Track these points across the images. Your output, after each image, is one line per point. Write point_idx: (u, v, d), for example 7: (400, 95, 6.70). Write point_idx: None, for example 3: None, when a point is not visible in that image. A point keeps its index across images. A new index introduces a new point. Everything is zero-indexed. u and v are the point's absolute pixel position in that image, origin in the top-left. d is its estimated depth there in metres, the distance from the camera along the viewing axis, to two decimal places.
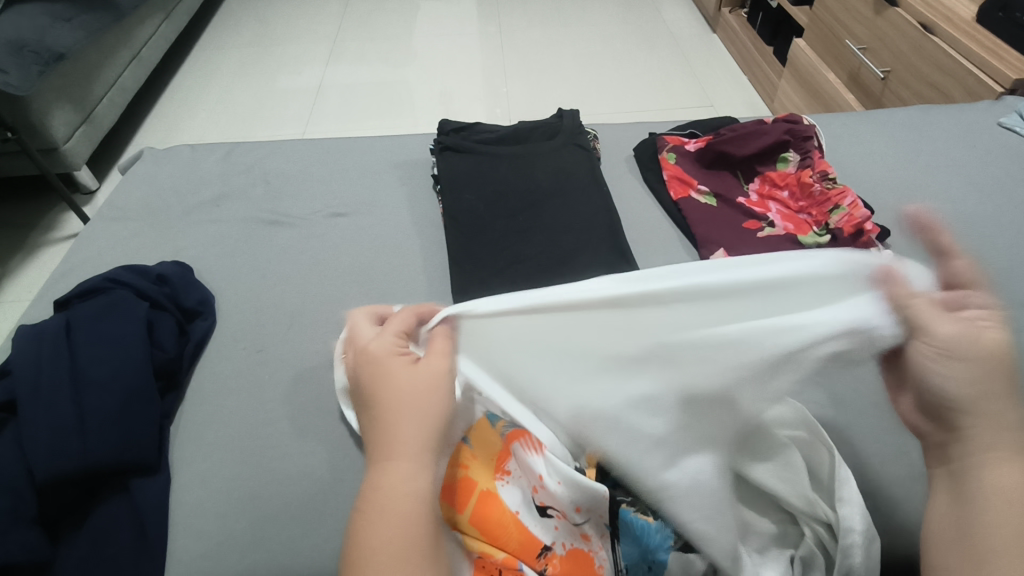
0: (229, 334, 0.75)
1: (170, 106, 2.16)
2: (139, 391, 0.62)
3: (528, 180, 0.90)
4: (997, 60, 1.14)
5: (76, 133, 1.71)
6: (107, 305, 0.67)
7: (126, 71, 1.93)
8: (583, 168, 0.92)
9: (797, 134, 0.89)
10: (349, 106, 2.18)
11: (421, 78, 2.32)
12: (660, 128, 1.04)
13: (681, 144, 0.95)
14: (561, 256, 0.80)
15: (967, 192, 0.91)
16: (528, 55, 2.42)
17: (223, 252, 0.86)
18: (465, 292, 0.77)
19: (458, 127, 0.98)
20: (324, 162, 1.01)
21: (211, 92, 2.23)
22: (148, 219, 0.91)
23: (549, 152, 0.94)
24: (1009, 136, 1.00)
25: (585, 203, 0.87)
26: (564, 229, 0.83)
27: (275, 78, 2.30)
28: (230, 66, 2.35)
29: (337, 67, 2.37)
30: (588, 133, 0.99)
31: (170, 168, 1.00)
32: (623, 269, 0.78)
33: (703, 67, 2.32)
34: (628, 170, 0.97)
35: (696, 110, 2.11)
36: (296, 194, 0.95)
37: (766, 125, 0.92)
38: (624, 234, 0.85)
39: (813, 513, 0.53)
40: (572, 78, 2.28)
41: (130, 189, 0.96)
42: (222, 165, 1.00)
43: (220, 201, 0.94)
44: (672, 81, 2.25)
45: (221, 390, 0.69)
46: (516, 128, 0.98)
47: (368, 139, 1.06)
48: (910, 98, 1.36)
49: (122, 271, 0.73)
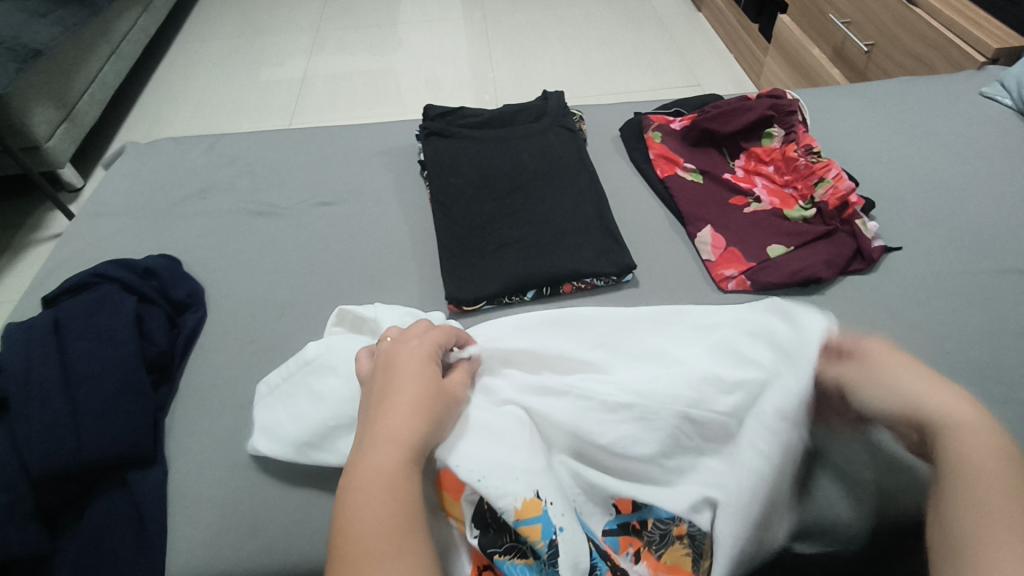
0: (220, 326, 0.75)
1: (151, 101, 2.13)
2: (131, 384, 0.62)
3: (515, 163, 0.90)
4: (978, 31, 1.15)
5: (58, 131, 1.69)
6: (96, 300, 0.67)
7: (106, 67, 1.91)
8: (569, 149, 0.92)
9: (781, 109, 0.89)
10: (334, 96, 2.17)
11: (406, 65, 2.30)
12: (645, 108, 1.04)
13: (666, 123, 0.95)
14: (550, 237, 0.81)
15: (950, 162, 0.92)
16: (513, 38, 2.41)
17: (211, 244, 0.85)
18: (455, 278, 0.77)
19: (442, 112, 0.97)
20: (309, 152, 1.01)
21: (194, 86, 2.20)
22: (134, 214, 0.91)
23: (534, 134, 0.94)
24: (991, 105, 1.01)
25: (572, 184, 0.87)
26: (552, 210, 0.84)
27: (258, 70, 2.28)
28: (212, 59, 2.33)
29: (321, 56, 2.35)
30: (573, 115, 0.99)
31: (154, 162, 1.00)
32: (611, 249, 0.79)
33: (689, 46, 2.31)
34: (614, 150, 0.97)
35: (683, 90, 2.10)
36: (283, 184, 0.95)
37: (750, 101, 0.91)
38: (612, 214, 0.85)
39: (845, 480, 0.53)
40: (557, 61, 2.27)
41: (115, 185, 0.96)
42: (206, 157, 1.00)
43: (205, 193, 0.94)
44: (658, 61, 2.24)
45: (214, 382, 0.69)
46: (500, 111, 0.98)
47: (353, 128, 1.06)
48: (893, 71, 1.37)
49: (109, 266, 0.73)
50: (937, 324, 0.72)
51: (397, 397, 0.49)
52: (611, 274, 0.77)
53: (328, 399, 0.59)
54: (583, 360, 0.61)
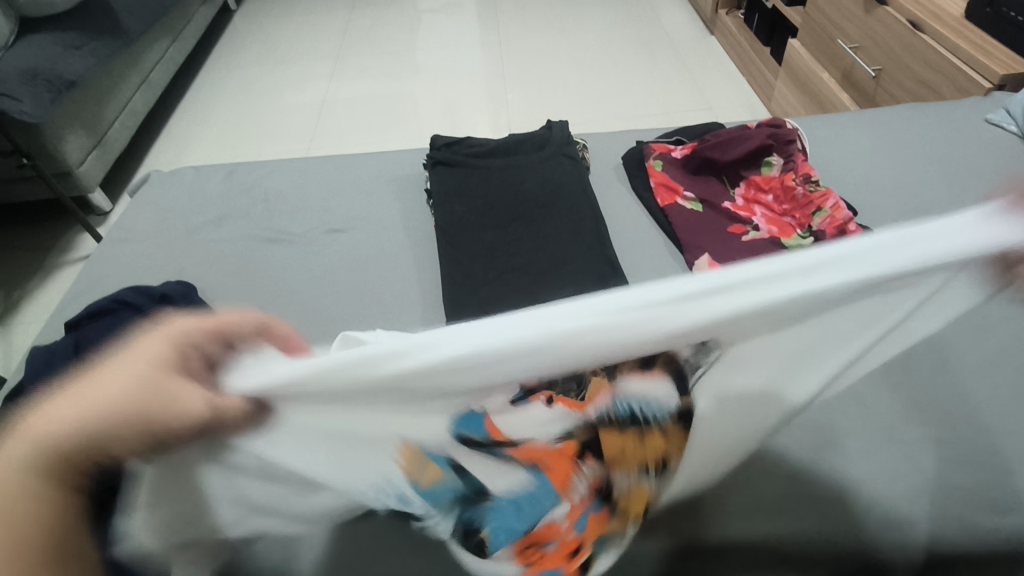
0: None
1: (179, 127, 2.22)
2: None
3: (517, 191, 0.92)
4: (984, 57, 1.15)
5: (89, 156, 1.77)
6: (113, 325, 0.71)
7: (136, 94, 1.99)
8: (571, 177, 0.94)
9: (780, 138, 0.90)
10: (352, 121, 2.23)
11: (422, 90, 2.36)
12: (648, 136, 1.06)
13: (667, 151, 0.96)
14: (549, 265, 0.82)
15: (953, 189, 0.92)
16: (527, 64, 2.46)
17: (225, 270, 0.89)
18: (456, 305, 0.79)
19: (449, 141, 1.00)
20: (322, 180, 1.04)
21: (218, 112, 2.29)
22: (154, 241, 0.95)
23: (537, 163, 0.96)
24: (996, 132, 1.01)
25: (573, 212, 0.89)
26: (553, 238, 0.86)
27: (280, 96, 2.36)
28: (236, 86, 2.42)
29: (340, 82, 2.42)
30: (576, 143, 1.01)
31: (176, 190, 1.04)
32: (610, 277, 0.80)
33: (701, 69, 2.34)
34: (617, 178, 0.99)
35: (694, 113, 2.12)
36: (295, 212, 0.98)
37: (750, 130, 0.93)
38: (612, 241, 0.87)
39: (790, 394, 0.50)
40: (570, 86, 2.31)
41: (138, 212, 1.00)
42: (224, 186, 1.04)
43: (222, 221, 0.98)
44: (670, 85, 2.27)
45: None
46: (505, 140, 1.00)
47: (365, 156, 1.10)
48: (901, 96, 1.37)
49: (127, 292, 0.76)
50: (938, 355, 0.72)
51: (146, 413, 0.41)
52: None
53: None
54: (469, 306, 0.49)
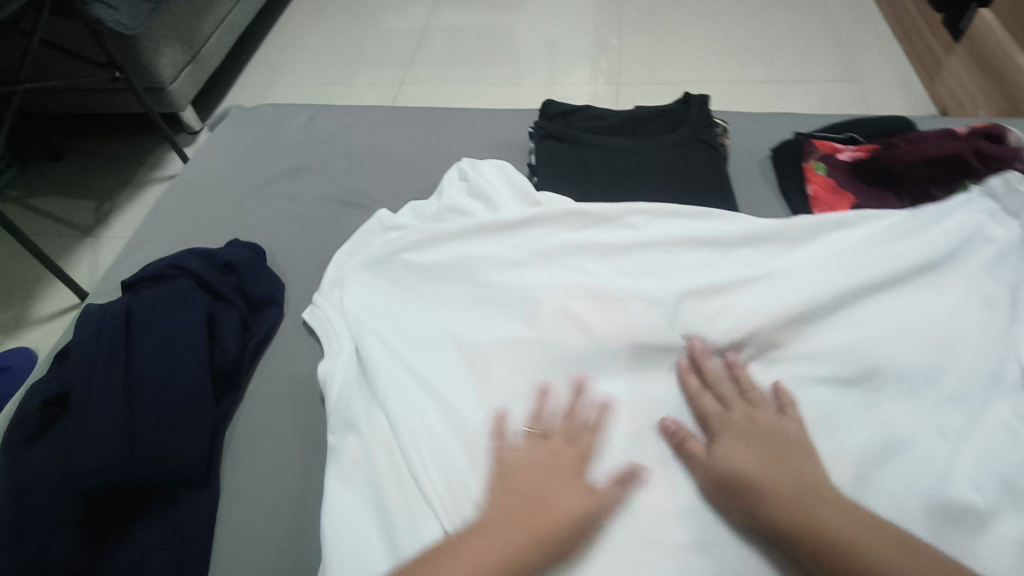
0: (294, 331, 0.69)
1: (273, 47, 2.14)
2: (194, 395, 0.57)
3: (638, 180, 0.75)
4: None
5: (183, 73, 1.71)
6: (169, 297, 0.62)
7: (234, 10, 1.91)
8: (708, 169, 0.76)
9: (991, 156, 0.70)
10: (449, 54, 2.08)
11: (527, 27, 2.16)
12: (806, 125, 0.86)
13: (833, 151, 0.77)
14: (647, 192, 0.74)
15: None
16: (648, 9, 2.19)
17: (297, 232, 0.80)
18: (569, 277, 0.65)
19: (564, 110, 0.84)
20: (412, 137, 0.92)
21: (315, 33, 2.19)
22: (225, 188, 0.86)
23: (668, 146, 0.78)
24: None
25: (692, 159, 0.77)
26: (667, 174, 0.76)
27: (377, 21, 2.22)
28: (333, 7, 2.30)
29: (441, 11, 2.25)
30: (716, 125, 0.82)
31: (255, 132, 0.95)
32: (779, 282, 0.64)
33: (851, 32, 2.01)
34: (761, 174, 0.80)
35: (837, 85, 1.83)
36: (378, 172, 0.87)
37: (951, 137, 0.72)
38: (732, 193, 0.76)
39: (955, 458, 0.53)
40: (693, 39, 2.04)
41: (214, 152, 0.92)
42: (306, 132, 0.94)
43: (299, 172, 0.87)
44: (812, 47, 1.96)
45: (279, 395, 0.64)
46: (631, 114, 0.83)
47: (464, 111, 0.96)
48: None
49: (189, 256, 0.67)
50: None
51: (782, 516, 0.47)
52: (765, 310, 0.61)
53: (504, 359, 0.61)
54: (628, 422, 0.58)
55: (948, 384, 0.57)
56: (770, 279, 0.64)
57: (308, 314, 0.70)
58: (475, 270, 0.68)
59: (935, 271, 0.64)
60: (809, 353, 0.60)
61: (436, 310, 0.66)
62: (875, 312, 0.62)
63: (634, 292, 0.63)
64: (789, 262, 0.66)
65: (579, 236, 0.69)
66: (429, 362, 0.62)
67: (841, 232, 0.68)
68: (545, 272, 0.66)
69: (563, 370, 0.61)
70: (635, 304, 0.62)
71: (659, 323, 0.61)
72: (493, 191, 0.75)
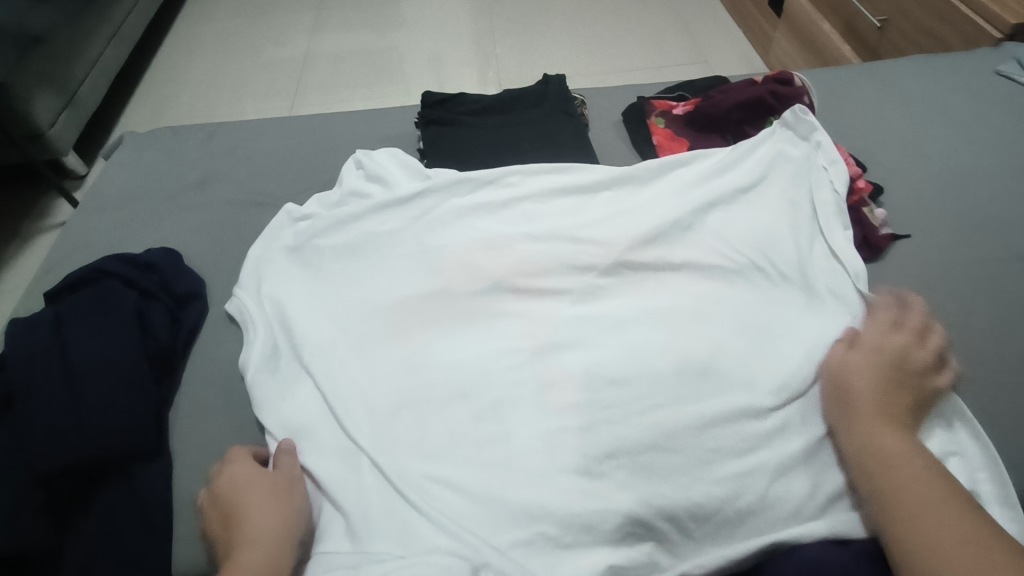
0: (221, 318, 0.75)
1: (153, 85, 2.12)
2: (134, 376, 0.63)
3: (514, 149, 0.87)
4: (995, 6, 1.14)
5: (60, 117, 1.68)
6: (95, 297, 0.68)
7: (107, 50, 1.89)
8: (571, 134, 0.90)
9: (784, 96, 0.88)
10: (336, 75, 2.15)
11: (408, 43, 2.27)
12: (649, 91, 1.01)
13: (669, 108, 0.93)
14: (522, 158, 0.87)
15: (960, 145, 0.91)
16: (518, 16, 2.36)
17: (210, 235, 0.85)
18: (463, 233, 0.76)
19: (442, 99, 0.95)
20: (309, 140, 0.99)
21: (196, 68, 2.19)
22: (132, 207, 0.90)
23: (536, 119, 0.91)
24: (1008, 84, 1.01)
25: (557, 127, 0.90)
26: (537, 142, 0.88)
27: (259, 51, 2.26)
28: (211, 41, 2.31)
29: (322, 35, 2.32)
30: (575, 99, 0.96)
31: (154, 154, 0.99)
32: (633, 213, 0.77)
33: (697, 20, 2.27)
34: (617, 134, 0.95)
35: (691, 67, 2.06)
36: (281, 174, 0.94)
37: (754, 85, 0.90)
38: (593, 151, 0.90)
39: (788, 324, 0.66)
40: (562, 39, 2.23)
41: (114, 177, 0.96)
42: (205, 148, 0.99)
43: (204, 183, 0.93)
44: (666, 37, 2.20)
45: (215, 374, 0.70)
46: (501, 97, 0.96)
47: (354, 113, 1.04)
48: (907, 49, 1.35)
49: (111, 261, 0.73)
50: (939, 316, 0.72)
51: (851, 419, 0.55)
52: (628, 235, 0.74)
53: (412, 309, 0.69)
54: (529, 340, 0.66)
55: (774, 269, 0.72)
56: (628, 214, 0.77)
57: (230, 304, 0.75)
58: (383, 240, 0.77)
59: (754, 190, 0.79)
60: (668, 264, 0.72)
61: (352, 279, 0.75)
62: (713, 225, 0.76)
63: (518, 235, 0.74)
64: (642, 200, 0.79)
65: (468, 201, 0.79)
66: (350, 323, 0.70)
67: (680, 171, 0.82)
68: (442, 231, 0.76)
69: (466, 309, 0.69)
70: (519, 246, 0.73)
71: (543, 256, 0.72)
72: (388, 173, 0.85)
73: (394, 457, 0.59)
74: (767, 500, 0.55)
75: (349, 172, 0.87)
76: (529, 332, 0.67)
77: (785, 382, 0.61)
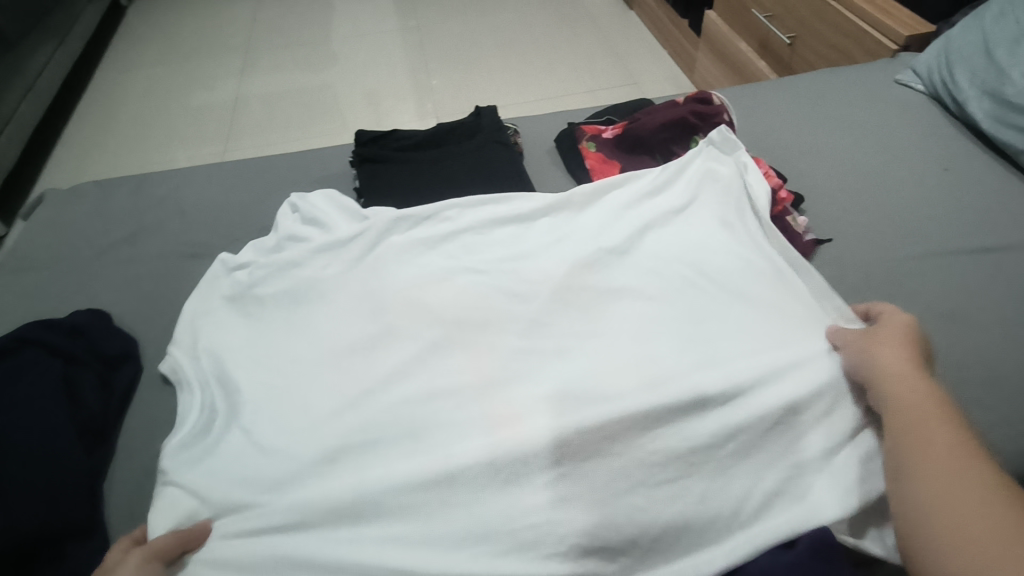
0: (158, 378, 0.72)
1: (76, 137, 2.04)
2: (62, 449, 0.60)
3: (450, 182, 0.88)
4: (888, 20, 1.23)
5: None
6: (15, 370, 0.64)
7: (23, 104, 1.81)
8: (506, 163, 0.91)
9: (705, 115, 0.92)
10: (270, 116, 2.12)
11: (342, 80, 2.27)
12: (579, 117, 1.04)
13: (598, 132, 0.96)
14: (460, 190, 0.87)
15: (869, 149, 0.98)
16: (450, 48, 2.39)
17: (142, 292, 0.82)
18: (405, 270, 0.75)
19: (375, 136, 0.95)
20: (241, 186, 0.97)
21: (122, 117, 2.12)
22: (54, 268, 0.86)
23: (470, 151, 0.92)
24: (905, 91, 1.09)
25: (491, 157, 0.92)
26: (473, 174, 0.89)
27: (188, 96, 2.21)
28: (136, 89, 2.24)
29: (253, 77, 2.29)
30: (507, 128, 0.98)
31: (75, 211, 0.95)
32: (574, 237, 0.79)
33: (623, 43, 2.35)
34: (551, 161, 0.97)
35: (622, 88, 2.13)
36: (214, 223, 0.91)
37: (676, 106, 0.94)
38: (529, 179, 0.92)
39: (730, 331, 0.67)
40: (496, 68, 2.27)
41: (33, 238, 0.91)
42: (131, 201, 0.96)
43: (132, 238, 0.90)
44: (595, 60, 2.27)
45: (155, 438, 0.67)
46: (434, 131, 0.97)
47: (286, 155, 1.03)
48: (815, 62, 1.43)
49: (31, 328, 0.69)
50: None
51: (903, 418, 0.54)
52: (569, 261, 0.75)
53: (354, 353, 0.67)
54: (478, 372, 0.64)
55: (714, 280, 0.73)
56: (569, 242, 0.78)
57: (164, 363, 0.72)
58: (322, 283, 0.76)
59: (686, 211, 0.82)
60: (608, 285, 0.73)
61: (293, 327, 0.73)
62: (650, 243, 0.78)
63: (459, 267, 0.75)
64: (580, 228, 0.81)
65: (407, 238, 0.79)
66: (293, 373, 0.67)
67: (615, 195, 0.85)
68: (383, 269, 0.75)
69: (408, 345, 0.67)
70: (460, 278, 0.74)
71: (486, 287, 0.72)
72: (324, 215, 0.84)
73: (335, 509, 0.56)
74: (728, 511, 0.55)
75: (284, 217, 0.86)
76: (476, 365, 0.65)
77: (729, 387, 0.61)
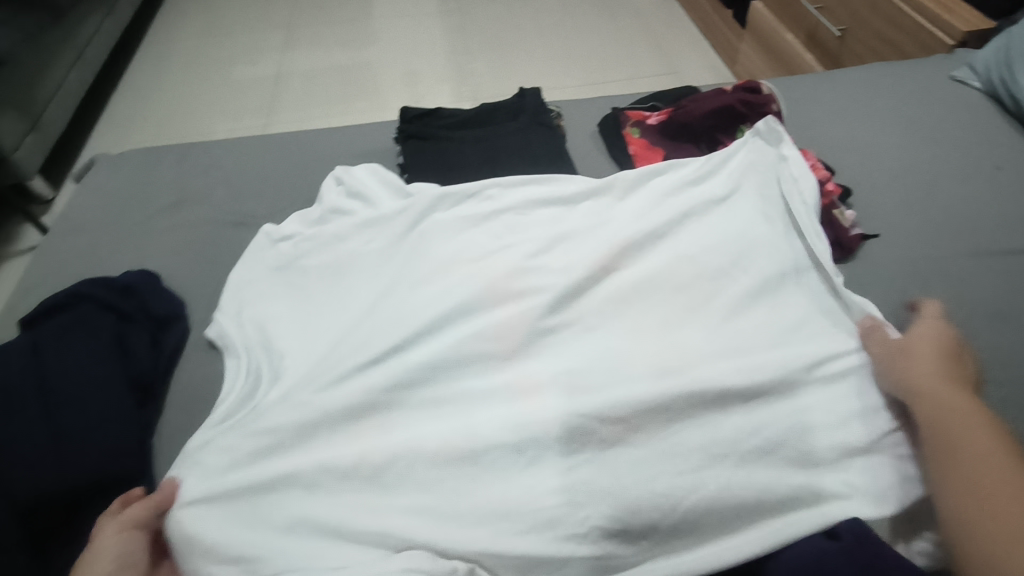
0: (204, 340, 0.74)
1: (121, 107, 2.09)
2: (116, 400, 0.62)
3: (493, 162, 0.88)
4: (946, 14, 1.19)
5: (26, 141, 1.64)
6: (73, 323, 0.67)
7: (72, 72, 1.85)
8: (549, 145, 0.91)
9: (753, 105, 0.90)
10: (309, 93, 2.14)
11: (380, 60, 2.28)
12: (622, 102, 1.04)
13: (643, 118, 0.95)
14: (502, 170, 0.88)
15: (920, 146, 0.95)
16: (489, 31, 2.38)
17: (190, 256, 0.84)
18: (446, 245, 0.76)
19: (420, 114, 0.96)
20: (286, 158, 0.99)
21: (165, 88, 2.16)
22: (106, 230, 0.88)
23: (513, 132, 0.93)
24: (961, 88, 1.06)
25: (534, 139, 0.92)
26: (516, 154, 0.89)
27: (229, 70, 2.24)
28: (179, 61, 2.28)
29: (294, 54, 2.31)
30: (551, 111, 0.98)
31: (126, 176, 0.97)
32: (616, 221, 0.78)
33: (665, 32, 2.32)
34: (594, 145, 0.96)
35: (662, 77, 2.11)
36: (260, 193, 0.93)
37: (723, 94, 0.93)
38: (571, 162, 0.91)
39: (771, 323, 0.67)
40: (534, 53, 2.26)
41: (86, 200, 0.94)
42: (179, 169, 0.98)
43: (180, 205, 0.92)
44: (635, 49, 2.25)
45: (201, 396, 0.69)
46: (477, 111, 0.97)
47: (330, 130, 1.04)
48: (865, 57, 1.40)
49: (86, 284, 0.71)
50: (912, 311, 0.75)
51: (933, 412, 0.55)
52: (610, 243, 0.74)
53: (388, 315, 0.67)
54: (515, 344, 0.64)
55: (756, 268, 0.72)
56: (609, 224, 0.78)
57: (212, 326, 0.74)
58: (366, 255, 0.77)
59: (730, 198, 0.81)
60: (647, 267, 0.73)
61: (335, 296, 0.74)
62: (692, 229, 0.77)
63: (501, 246, 0.75)
64: (622, 210, 0.80)
65: (448, 215, 0.79)
66: (334, 338, 0.68)
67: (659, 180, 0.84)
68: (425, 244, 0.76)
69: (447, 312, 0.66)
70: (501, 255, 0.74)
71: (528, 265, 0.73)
72: (369, 189, 0.85)
73: (375, 472, 0.57)
74: (763, 498, 0.55)
75: (328, 190, 0.87)
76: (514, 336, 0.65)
77: (769, 376, 0.60)
